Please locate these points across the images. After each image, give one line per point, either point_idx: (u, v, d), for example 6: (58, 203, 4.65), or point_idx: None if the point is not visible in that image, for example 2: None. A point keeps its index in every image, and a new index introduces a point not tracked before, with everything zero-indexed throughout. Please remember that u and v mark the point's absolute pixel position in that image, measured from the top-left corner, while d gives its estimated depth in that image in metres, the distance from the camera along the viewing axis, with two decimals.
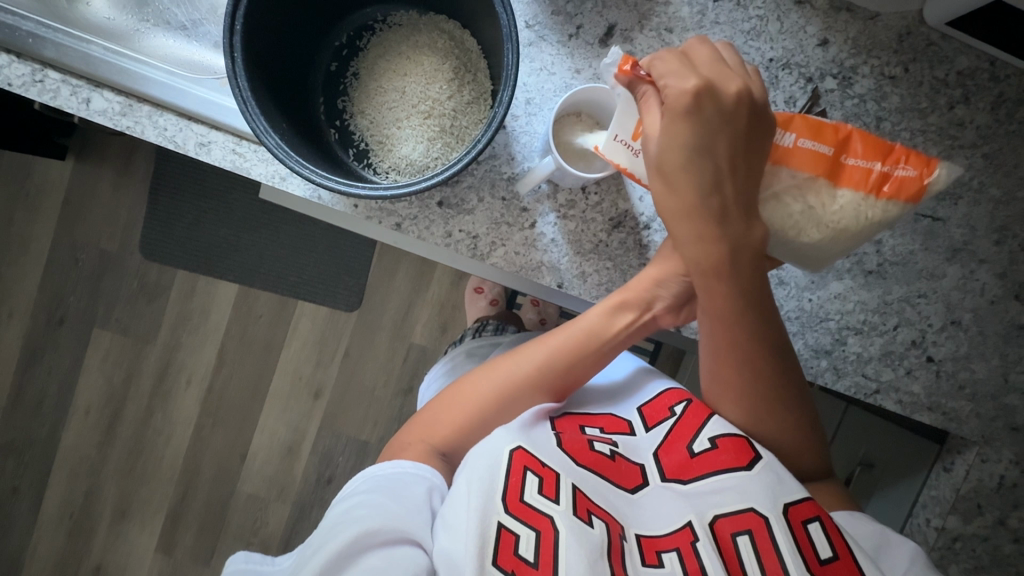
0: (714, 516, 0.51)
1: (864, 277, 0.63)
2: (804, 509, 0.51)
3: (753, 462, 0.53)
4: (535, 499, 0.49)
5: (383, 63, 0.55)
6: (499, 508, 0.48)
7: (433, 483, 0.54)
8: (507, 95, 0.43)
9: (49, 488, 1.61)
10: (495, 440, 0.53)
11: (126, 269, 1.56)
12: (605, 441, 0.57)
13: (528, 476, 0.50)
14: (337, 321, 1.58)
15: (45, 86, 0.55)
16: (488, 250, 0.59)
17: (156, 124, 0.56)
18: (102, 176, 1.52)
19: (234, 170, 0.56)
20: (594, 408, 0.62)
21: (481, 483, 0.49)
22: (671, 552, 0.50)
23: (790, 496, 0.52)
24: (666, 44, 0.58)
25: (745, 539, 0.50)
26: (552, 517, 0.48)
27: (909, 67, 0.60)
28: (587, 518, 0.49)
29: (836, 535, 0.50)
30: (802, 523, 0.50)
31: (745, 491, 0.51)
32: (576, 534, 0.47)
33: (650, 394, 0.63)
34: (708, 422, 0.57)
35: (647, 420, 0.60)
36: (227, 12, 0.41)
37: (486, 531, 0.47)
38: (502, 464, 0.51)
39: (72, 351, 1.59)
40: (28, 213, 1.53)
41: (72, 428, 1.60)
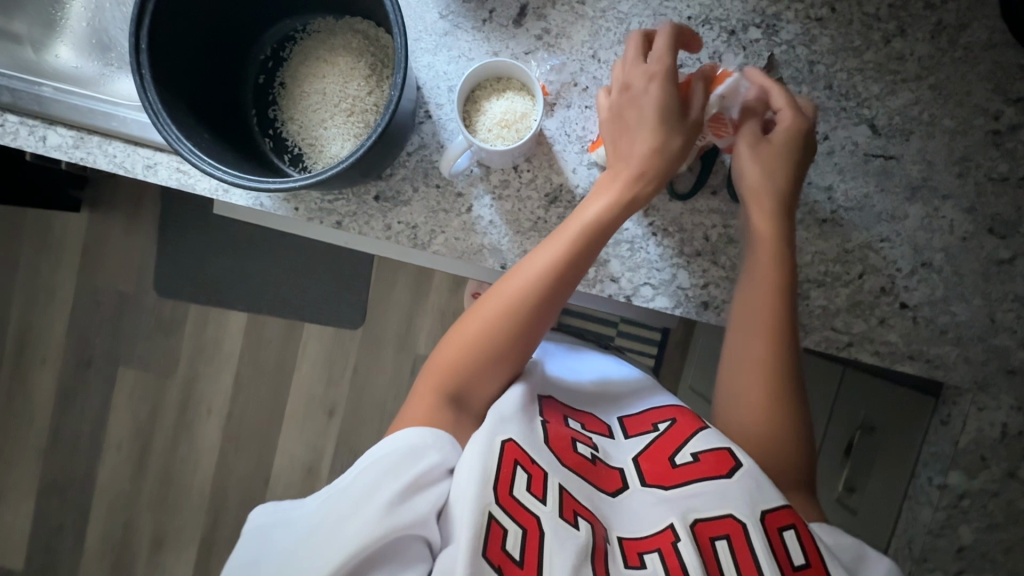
0: (695, 520, 0.50)
1: (818, 227, 0.60)
2: (783, 516, 0.49)
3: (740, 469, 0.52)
4: (524, 495, 0.49)
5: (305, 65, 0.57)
6: (489, 498, 0.48)
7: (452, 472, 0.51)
8: (399, 78, 0.44)
9: (89, 523, 1.69)
10: (489, 424, 0.52)
11: (145, 308, 1.65)
12: (586, 440, 0.57)
13: (517, 471, 0.50)
14: (343, 338, 1.62)
15: (5, 129, 0.58)
16: (428, 239, 0.60)
17: (105, 152, 0.59)
18: (115, 223, 1.61)
19: (180, 188, 0.59)
20: (580, 407, 0.63)
21: (473, 470, 0.49)
22: (653, 552, 0.49)
23: (769, 501, 0.50)
24: (580, 16, 0.58)
25: (724, 544, 0.49)
26: (539, 518, 0.48)
27: (835, 7, 0.58)
28: (572, 519, 0.49)
29: (809, 542, 0.49)
30: (779, 530, 0.49)
31: (726, 497, 0.50)
32: (561, 537, 0.47)
33: (634, 408, 0.63)
34: (693, 437, 0.55)
35: (628, 428, 0.60)
36: (131, 34, 0.44)
37: (479, 523, 0.47)
38: (491, 457, 0.50)
39: (101, 390, 1.67)
40: (52, 264, 1.63)
41: (106, 464, 1.68)
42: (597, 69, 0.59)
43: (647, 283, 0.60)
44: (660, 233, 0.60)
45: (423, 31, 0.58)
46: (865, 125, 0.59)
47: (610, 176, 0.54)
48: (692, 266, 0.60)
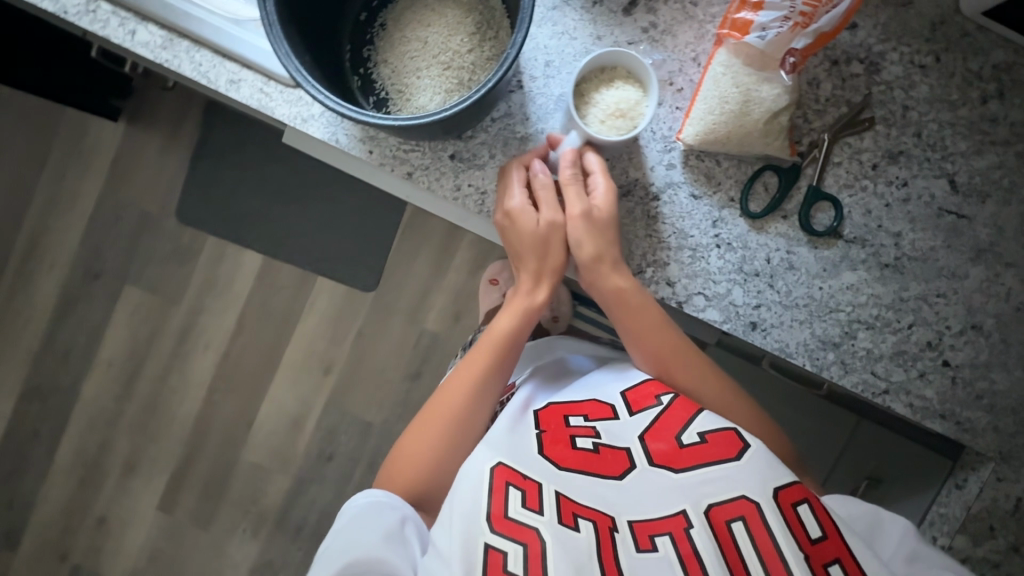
0: (708, 505, 0.53)
1: (879, 270, 0.60)
2: (795, 492, 0.53)
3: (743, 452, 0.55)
4: (520, 513, 0.52)
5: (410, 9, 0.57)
6: (484, 529, 0.51)
7: (406, 514, 0.58)
8: (521, 36, 0.44)
9: (66, 434, 1.68)
10: (475, 458, 0.56)
11: (163, 232, 1.64)
12: (587, 432, 0.58)
13: (510, 490, 0.53)
14: (354, 299, 1.61)
15: (96, 16, 0.57)
16: (495, 208, 0.60)
17: (193, 59, 0.58)
18: (150, 142, 1.60)
19: (259, 109, 0.58)
20: (581, 394, 0.63)
21: (464, 507, 0.52)
22: (665, 536, 0.52)
23: (778, 479, 0.53)
24: (690, 16, 0.58)
25: (740, 526, 0.51)
26: (537, 530, 0.51)
27: (940, 57, 0.58)
28: (572, 522, 0.52)
29: (824, 515, 0.52)
30: (793, 505, 0.52)
31: (738, 480, 0.53)
32: (561, 542, 0.51)
33: (637, 378, 0.63)
34: (697, 417, 0.58)
35: (632, 404, 0.60)
36: None
37: (473, 556, 0.50)
38: (484, 485, 0.53)
39: (104, 305, 1.66)
40: (79, 170, 1.62)
41: (94, 379, 1.67)
42: (696, 72, 0.58)
43: (701, 293, 0.60)
44: (724, 245, 0.60)
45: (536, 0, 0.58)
46: (945, 179, 0.59)
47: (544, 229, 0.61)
48: (748, 285, 0.60)
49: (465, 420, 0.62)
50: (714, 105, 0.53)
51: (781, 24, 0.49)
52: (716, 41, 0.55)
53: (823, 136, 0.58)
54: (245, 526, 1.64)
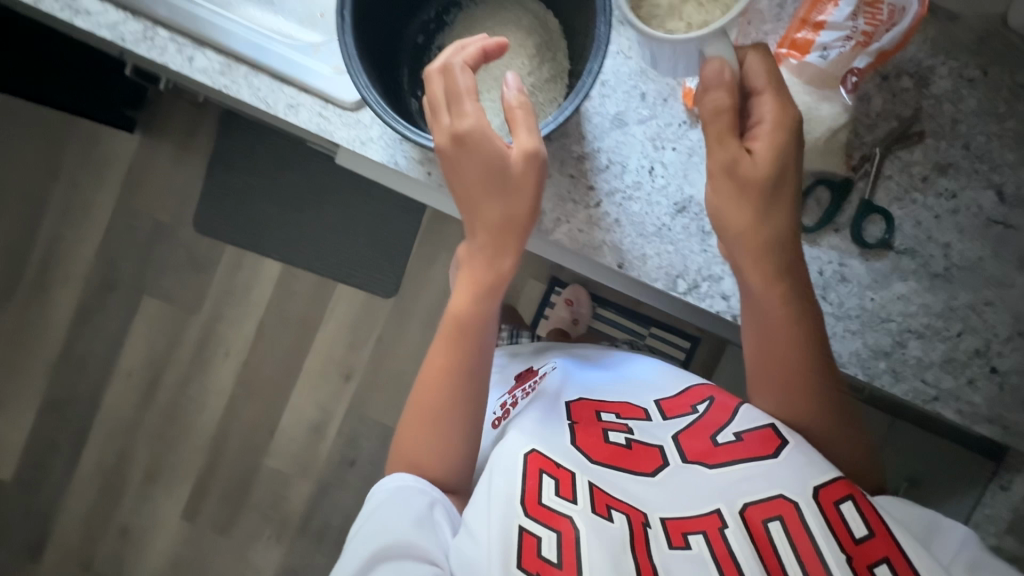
0: (744, 505, 0.54)
1: (929, 280, 0.61)
2: (837, 490, 0.53)
3: (780, 449, 0.57)
4: (553, 501, 0.56)
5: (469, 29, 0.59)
6: (519, 513, 0.55)
7: (434, 498, 0.62)
8: (598, 63, 0.47)
9: (86, 444, 1.67)
10: (512, 445, 0.61)
11: (179, 241, 1.63)
12: (620, 428, 0.63)
13: (544, 479, 0.57)
14: (373, 305, 1.61)
15: (154, 43, 0.58)
16: (552, 227, 0.61)
17: (251, 85, 0.58)
18: (164, 150, 1.59)
19: (318, 133, 0.59)
20: (613, 397, 0.69)
21: (501, 496, 0.56)
22: (699, 535, 0.54)
23: (819, 479, 0.54)
24: (743, 34, 0.59)
25: (777, 525, 0.52)
26: (572, 518, 0.55)
27: (988, 71, 0.59)
28: (606, 513, 0.55)
29: (870, 513, 0.52)
30: (835, 504, 0.53)
31: (775, 479, 0.54)
32: (595, 532, 0.53)
33: (672, 392, 0.69)
34: (734, 420, 0.60)
35: (666, 410, 0.65)
36: None
37: (509, 537, 0.54)
38: (518, 472, 0.58)
39: (121, 315, 1.65)
40: (92, 180, 1.60)
41: (113, 390, 1.66)
42: None
43: None
44: None
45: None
46: (992, 191, 0.60)
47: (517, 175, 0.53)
48: None
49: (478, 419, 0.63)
50: None
51: (843, 44, 0.50)
52: (771, 61, 0.56)
53: (875, 149, 0.59)
54: (269, 532, 1.65)
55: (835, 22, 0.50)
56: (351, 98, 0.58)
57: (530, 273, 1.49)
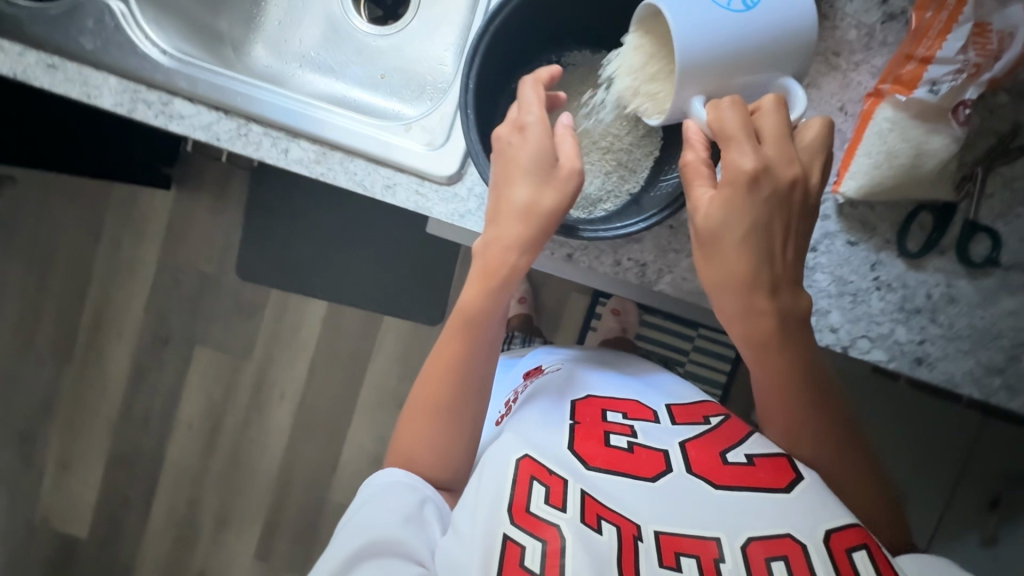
0: (748, 539, 0.50)
1: None
2: (851, 536, 0.50)
3: (792, 484, 0.53)
4: (542, 509, 0.53)
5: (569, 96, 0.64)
6: (505, 519, 0.52)
7: (424, 496, 0.60)
8: None
9: (156, 497, 1.71)
10: (511, 445, 0.58)
11: (224, 290, 1.65)
12: (623, 431, 0.60)
13: (535, 486, 0.54)
14: (421, 334, 1.62)
15: (249, 139, 0.58)
16: (656, 278, 0.61)
17: (347, 170, 0.59)
18: (201, 203, 1.61)
19: (416, 210, 0.59)
20: (622, 395, 0.66)
21: (488, 492, 0.55)
22: (691, 557, 0.50)
23: (832, 522, 0.50)
24: (833, 67, 0.58)
25: (780, 563, 0.48)
26: (558, 526, 0.51)
27: None
28: (595, 524, 0.52)
29: (882, 563, 0.49)
30: (846, 550, 0.49)
31: (784, 516, 0.51)
32: (582, 543, 0.50)
33: (685, 402, 0.66)
34: (748, 441, 0.58)
35: (676, 416, 0.63)
36: (465, 78, 0.53)
37: (492, 543, 0.51)
38: (509, 474, 0.55)
39: (176, 368, 1.68)
40: (135, 239, 1.63)
41: (176, 441, 1.70)
42: (844, 122, 0.58)
43: (866, 335, 0.61)
44: (884, 286, 0.61)
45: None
46: None
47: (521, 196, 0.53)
48: (910, 322, 0.61)
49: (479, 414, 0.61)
50: (881, 160, 0.54)
51: (955, 77, 0.50)
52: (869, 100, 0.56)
53: (976, 168, 0.58)
54: None
55: (944, 56, 0.50)
56: (445, 172, 0.58)
57: (578, 291, 1.50)
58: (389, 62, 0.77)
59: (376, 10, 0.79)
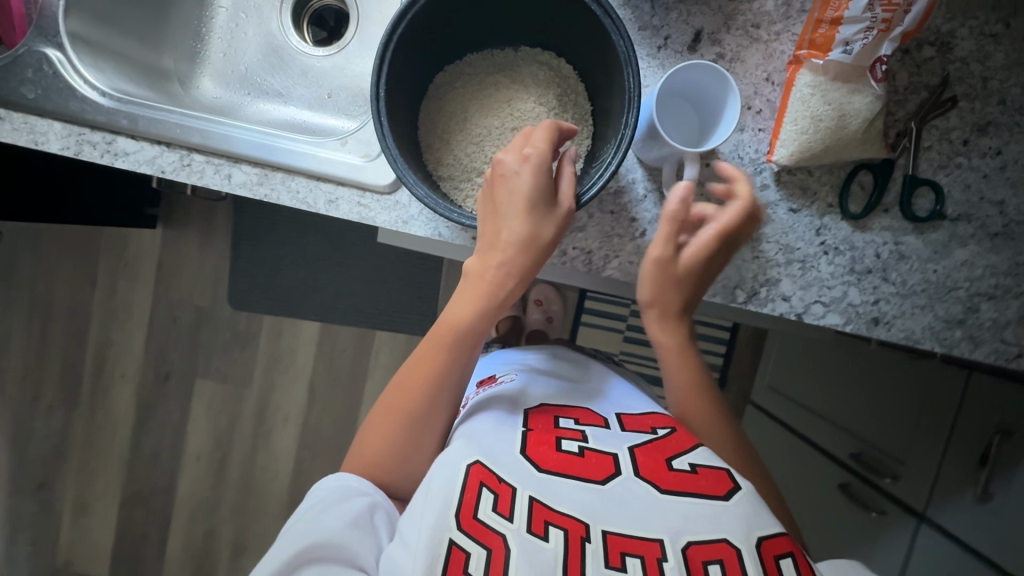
0: (687, 542, 0.52)
1: (989, 241, 0.60)
2: (778, 543, 0.53)
3: (731, 492, 0.56)
4: (489, 516, 0.53)
5: (492, 93, 0.67)
6: (451, 526, 0.52)
7: (376, 501, 0.61)
8: (632, 118, 0.53)
9: (173, 531, 1.73)
10: (459, 452, 0.57)
11: (220, 321, 1.68)
12: (574, 437, 0.61)
13: (483, 492, 0.54)
14: (414, 346, 1.64)
15: (192, 169, 0.60)
16: (603, 264, 0.62)
17: (289, 189, 0.60)
18: (190, 238, 1.64)
19: (361, 221, 0.61)
20: (575, 405, 0.68)
21: (437, 501, 0.53)
22: (636, 557, 0.51)
23: (764, 529, 0.54)
24: (754, 39, 0.59)
25: (716, 568, 0.51)
26: (504, 536, 0.51)
27: (1010, 23, 0.58)
28: (541, 532, 0.52)
29: (806, 572, 0.53)
30: (775, 556, 0.53)
31: (719, 521, 0.54)
32: (527, 552, 0.50)
33: (635, 409, 0.68)
34: (692, 450, 0.60)
35: (625, 423, 0.65)
36: (373, 97, 0.53)
37: (437, 550, 0.51)
38: (458, 481, 0.54)
39: (180, 402, 1.71)
40: (130, 280, 1.67)
41: (187, 474, 1.72)
42: (770, 92, 0.59)
43: (819, 301, 0.61)
44: (832, 250, 0.61)
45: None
46: None
47: (494, 231, 0.57)
48: (863, 283, 0.61)
49: (418, 420, 0.62)
50: (806, 125, 0.54)
51: (866, 35, 0.50)
52: (792, 63, 0.56)
53: (911, 124, 0.58)
54: None
55: (851, 16, 0.50)
56: (385, 181, 0.60)
57: (562, 288, 1.51)
58: (335, 81, 0.79)
59: (321, 33, 0.81)
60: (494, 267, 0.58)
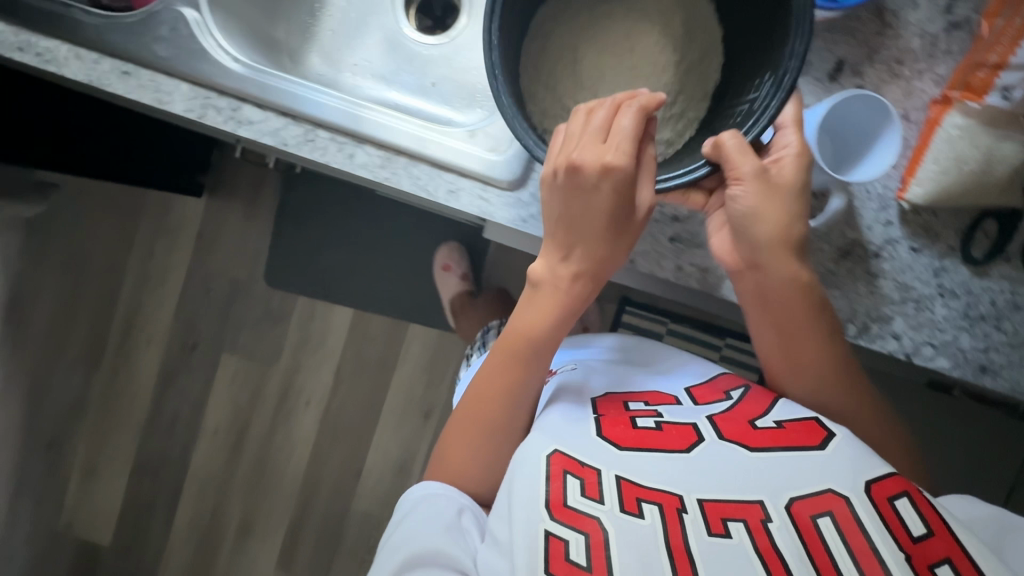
0: (792, 500, 0.56)
1: None
2: (889, 487, 0.56)
3: (826, 441, 0.59)
4: (579, 500, 0.57)
5: (612, 43, 0.78)
6: (544, 517, 0.56)
7: (463, 505, 0.67)
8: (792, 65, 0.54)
9: (180, 503, 1.71)
10: (541, 440, 0.61)
11: (254, 296, 1.66)
12: (649, 414, 0.65)
13: (569, 478, 0.58)
14: (446, 342, 1.63)
15: (316, 144, 0.59)
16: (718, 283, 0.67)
17: (412, 174, 0.60)
18: (233, 210, 1.63)
19: (481, 215, 0.60)
20: (641, 386, 0.71)
21: (525, 493, 0.58)
22: (739, 522, 0.55)
23: (874, 473, 0.56)
24: (895, 74, 0.62)
25: (827, 521, 0.54)
26: (597, 518, 0.56)
27: None
28: (635, 509, 0.56)
29: (926, 509, 0.54)
30: (891, 499, 0.55)
31: (822, 472, 0.57)
32: (622, 529, 0.55)
33: (701, 379, 0.71)
34: (772, 410, 0.64)
35: (697, 398, 0.68)
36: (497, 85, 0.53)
37: (536, 542, 0.55)
38: (541, 472, 0.59)
39: (204, 374, 1.69)
40: (167, 246, 1.65)
41: (202, 447, 1.70)
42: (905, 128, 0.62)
43: (928, 343, 0.61)
44: (947, 294, 0.61)
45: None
46: None
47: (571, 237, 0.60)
48: (976, 330, 0.61)
49: (507, 420, 0.67)
50: (948, 166, 0.57)
51: None
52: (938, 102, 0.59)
53: None
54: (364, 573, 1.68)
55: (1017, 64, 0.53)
56: (508, 176, 0.60)
57: (604, 298, 1.52)
58: (439, 71, 0.78)
59: (427, 20, 0.80)
60: (566, 270, 0.61)
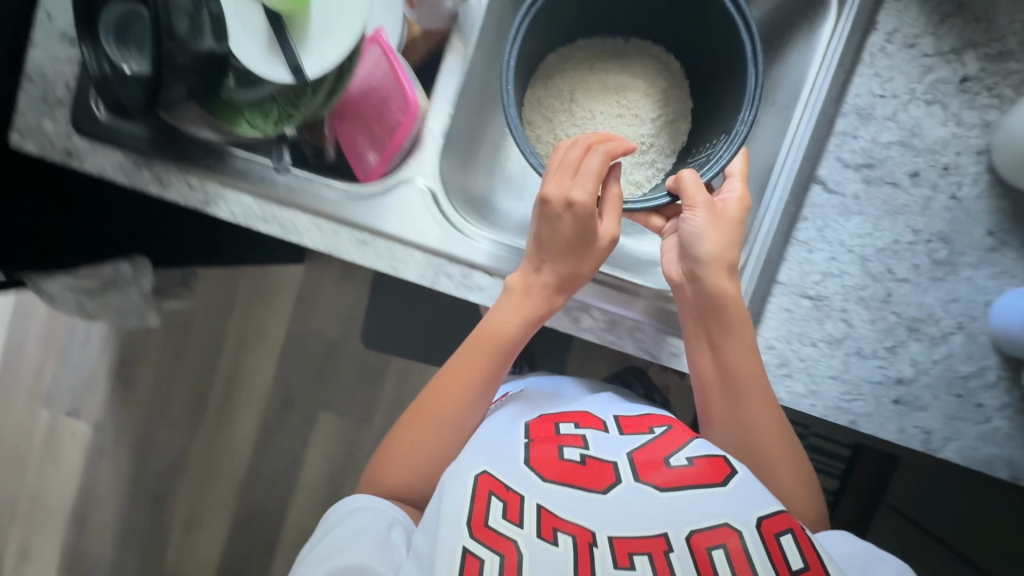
0: (759, 518, 0.52)
1: None
2: (779, 519, 0.52)
3: (730, 476, 0.55)
4: (500, 521, 0.52)
5: (604, 78, 0.78)
6: (465, 533, 0.51)
7: (394, 519, 0.61)
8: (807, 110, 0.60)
9: (278, 558, 1.75)
10: (467, 461, 0.57)
11: (349, 356, 1.70)
12: (575, 442, 0.59)
13: (492, 500, 0.53)
14: None
15: (379, 251, 0.62)
16: (941, 444, 0.61)
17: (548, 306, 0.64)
18: (331, 274, 1.68)
19: None
20: (571, 409, 0.65)
21: (451, 506, 0.53)
22: (717, 548, 0.51)
23: (764, 509, 0.53)
24: None
25: (789, 538, 0.51)
26: (515, 540, 0.51)
27: None
28: (551, 536, 0.52)
29: (808, 545, 0.52)
30: (777, 534, 0.52)
31: (721, 506, 0.53)
32: (539, 555, 0.50)
33: (632, 409, 0.66)
34: (689, 444, 0.59)
35: (623, 425, 0.62)
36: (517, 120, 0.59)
37: (453, 559, 0.50)
38: (468, 489, 0.54)
39: (300, 432, 1.73)
40: (267, 308, 1.70)
41: (298, 503, 1.74)
42: None
43: None
44: None
45: (926, 147, 0.58)
46: None
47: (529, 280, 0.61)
48: None
49: (461, 421, 0.64)
50: None
51: None
52: None
53: None
54: None
55: None
56: None
57: None
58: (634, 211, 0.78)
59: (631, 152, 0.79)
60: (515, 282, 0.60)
